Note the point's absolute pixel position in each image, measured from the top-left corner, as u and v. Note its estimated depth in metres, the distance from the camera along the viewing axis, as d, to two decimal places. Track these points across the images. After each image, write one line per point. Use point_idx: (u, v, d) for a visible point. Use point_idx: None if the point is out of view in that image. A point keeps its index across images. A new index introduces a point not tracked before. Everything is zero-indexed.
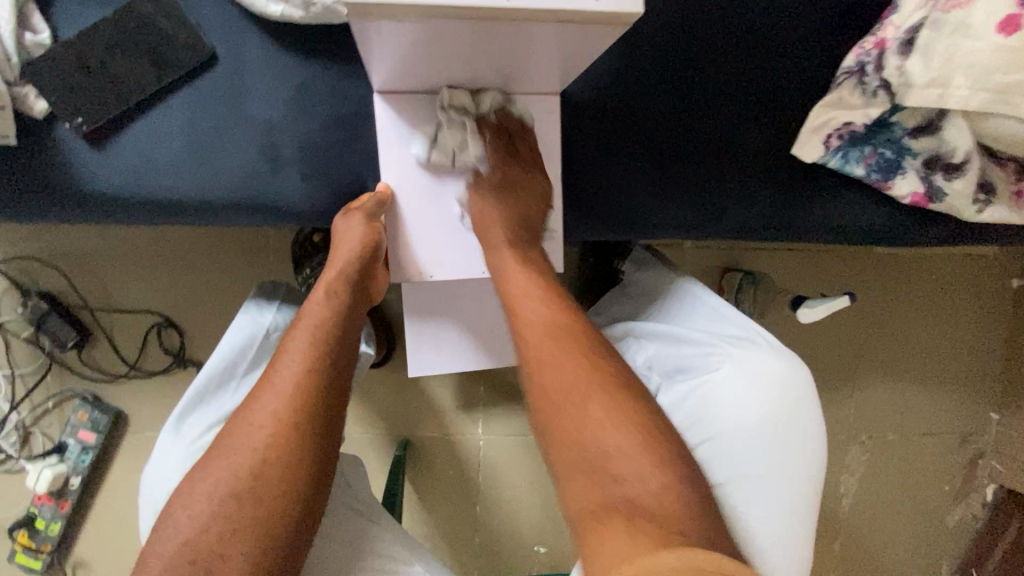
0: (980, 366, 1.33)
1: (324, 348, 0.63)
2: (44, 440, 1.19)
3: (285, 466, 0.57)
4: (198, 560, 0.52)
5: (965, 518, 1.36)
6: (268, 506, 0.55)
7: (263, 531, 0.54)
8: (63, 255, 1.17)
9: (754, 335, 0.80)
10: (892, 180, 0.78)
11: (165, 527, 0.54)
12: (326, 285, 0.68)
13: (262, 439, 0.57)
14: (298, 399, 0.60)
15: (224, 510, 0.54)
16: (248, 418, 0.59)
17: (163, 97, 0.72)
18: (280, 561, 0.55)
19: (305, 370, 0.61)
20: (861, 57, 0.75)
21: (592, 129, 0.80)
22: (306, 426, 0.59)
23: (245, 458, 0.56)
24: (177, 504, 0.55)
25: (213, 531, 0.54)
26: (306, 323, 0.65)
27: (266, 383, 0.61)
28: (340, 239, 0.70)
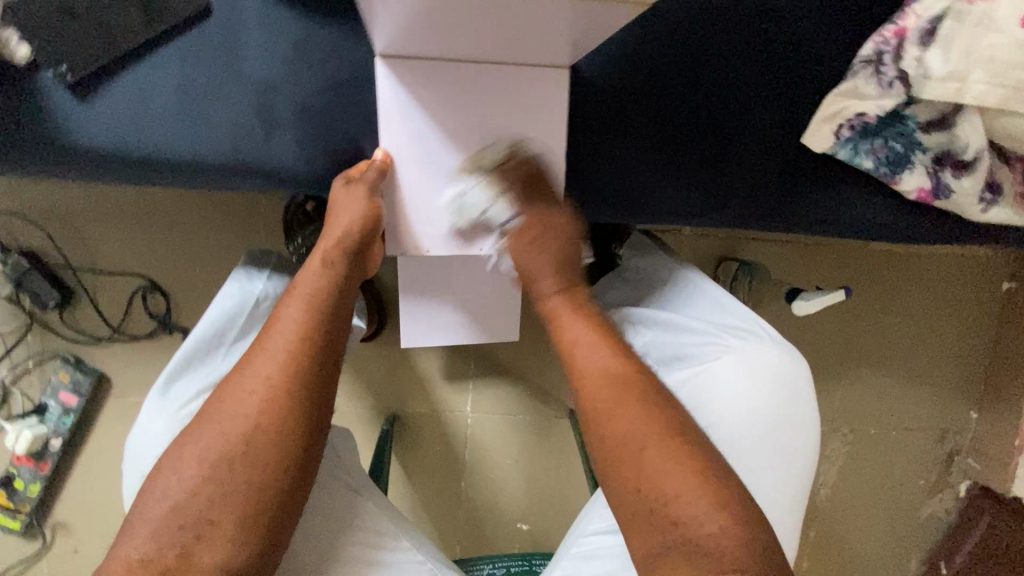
0: (964, 365, 1.35)
1: (319, 316, 0.62)
2: (24, 400, 1.17)
3: (279, 434, 0.55)
4: (187, 524, 0.52)
5: (937, 513, 1.39)
6: (259, 472, 0.54)
7: (254, 495, 0.54)
8: (44, 212, 1.14)
9: (756, 326, 0.80)
10: (899, 175, 0.76)
11: (154, 491, 0.54)
12: (324, 253, 0.66)
13: (255, 405, 0.56)
14: (290, 366, 0.58)
15: (214, 476, 0.53)
16: (240, 383, 0.57)
17: (152, 49, 0.68)
18: (268, 529, 0.55)
19: (298, 338, 0.59)
20: (880, 45, 0.71)
21: (599, 106, 0.78)
22: (299, 393, 0.57)
23: (237, 424, 0.55)
24: (166, 468, 0.54)
25: (203, 497, 0.53)
26: (302, 291, 0.63)
27: (258, 349, 0.59)
28: (338, 206, 0.68)
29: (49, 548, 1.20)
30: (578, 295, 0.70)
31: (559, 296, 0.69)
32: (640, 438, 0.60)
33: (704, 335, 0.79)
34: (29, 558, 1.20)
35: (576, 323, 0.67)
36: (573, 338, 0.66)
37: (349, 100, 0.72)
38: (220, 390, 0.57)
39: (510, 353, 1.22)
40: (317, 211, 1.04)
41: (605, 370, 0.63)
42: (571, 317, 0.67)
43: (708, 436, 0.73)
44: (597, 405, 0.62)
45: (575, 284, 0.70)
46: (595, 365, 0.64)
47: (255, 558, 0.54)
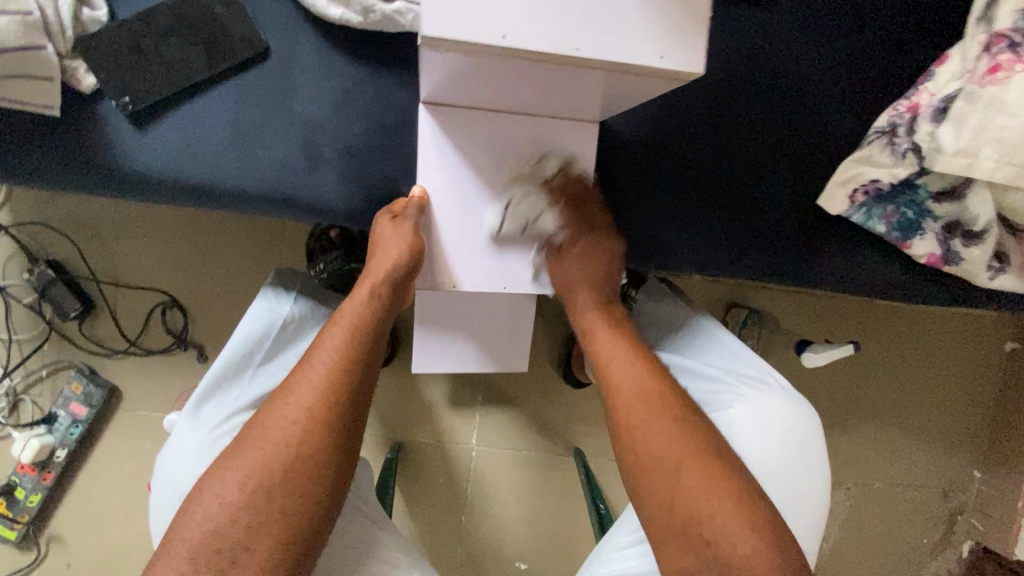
0: (967, 423, 1.36)
1: (359, 346, 0.64)
2: (34, 409, 1.18)
3: (318, 463, 0.58)
4: (223, 549, 0.54)
5: (941, 573, 1.38)
6: (294, 501, 0.56)
7: (288, 524, 0.56)
8: (74, 225, 1.17)
9: (767, 375, 0.82)
10: (910, 240, 0.80)
11: (192, 514, 0.55)
12: (371, 285, 0.68)
13: (294, 434, 0.58)
14: (330, 396, 0.60)
15: (253, 503, 0.55)
16: (280, 410, 0.59)
17: (212, 85, 0.72)
18: (299, 559, 0.56)
19: (339, 368, 0.62)
20: (894, 119, 0.77)
21: (626, 159, 0.82)
22: (337, 423, 0.59)
23: (277, 453, 0.57)
24: (206, 490, 0.56)
25: (241, 523, 0.54)
26: (346, 320, 0.65)
27: (300, 376, 0.61)
28: (386, 239, 0.70)
29: (42, 561, 1.19)
30: (614, 313, 0.76)
31: (595, 314, 0.75)
32: None
33: (718, 383, 0.81)
34: (20, 570, 1.18)
35: (609, 338, 0.73)
36: (603, 353, 0.72)
37: (390, 142, 0.76)
38: (261, 418, 0.59)
39: (518, 388, 1.23)
40: (341, 239, 1.07)
41: (634, 390, 0.67)
42: (605, 331, 0.74)
43: None
44: (629, 417, 0.66)
45: (611, 305, 0.77)
46: (627, 387, 0.68)
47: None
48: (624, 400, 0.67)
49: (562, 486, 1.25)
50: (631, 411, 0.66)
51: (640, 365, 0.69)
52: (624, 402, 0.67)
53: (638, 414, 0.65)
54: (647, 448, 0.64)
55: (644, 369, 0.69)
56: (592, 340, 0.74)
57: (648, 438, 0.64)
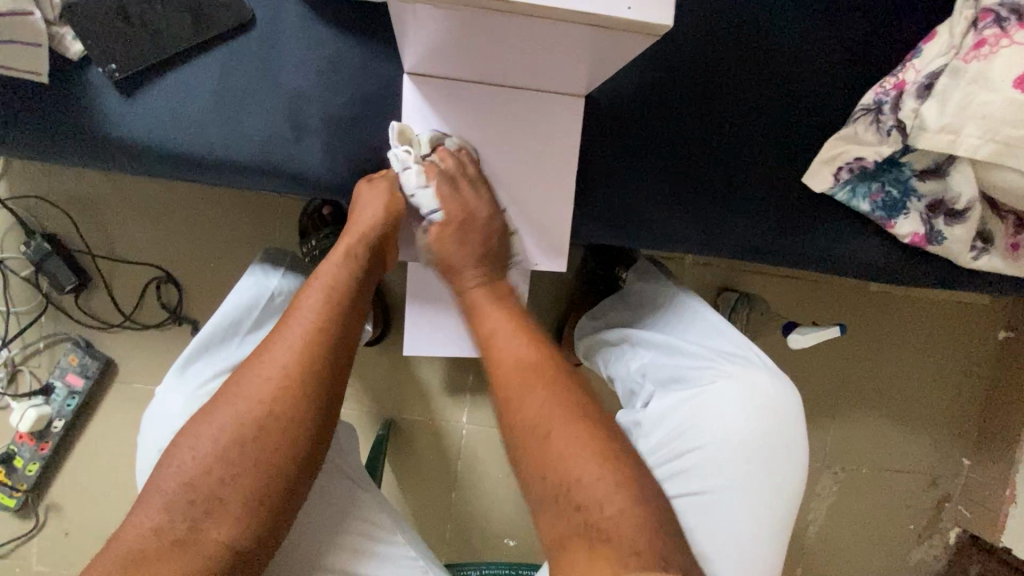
0: (957, 410, 1.36)
1: (336, 307, 0.65)
2: (32, 379, 1.20)
3: (292, 420, 0.59)
4: (198, 500, 0.55)
5: (926, 558, 1.39)
6: (269, 458, 0.57)
7: (263, 480, 0.57)
8: (70, 198, 1.18)
9: (748, 351, 0.82)
10: (894, 219, 0.80)
11: (170, 466, 0.57)
12: (348, 246, 0.70)
13: (269, 391, 0.59)
14: (306, 355, 0.61)
15: (227, 458, 0.57)
16: (258, 369, 0.60)
17: (197, 53, 0.73)
18: (272, 513, 0.57)
19: (315, 329, 0.63)
20: (879, 96, 0.76)
21: (611, 133, 0.82)
22: (312, 383, 0.61)
23: (251, 409, 0.58)
24: (183, 445, 0.57)
25: (215, 476, 0.56)
26: (322, 281, 0.67)
27: (277, 337, 0.63)
28: (366, 201, 0.72)
29: (40, 529, 1.22)
30: (498, 288, 0.74)
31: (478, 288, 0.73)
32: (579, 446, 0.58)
33: (700, 359, 0.82)
34: (20, 537, 1.21)
35: (498, 315, 0.71)
36: (488, 329, 0.70)
37: (375, 113, 0.76)
38: (238, 376, 0.60)
39: None
40: (332, 216, 1.08)
41: (518, 359, 0.66)
42: (491, 310, 0.71)
43: (693, 457, 0.75)
44: (510, 390, 0.64)
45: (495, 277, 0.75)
46: (510, 350, 0.67)
47: (257, 539, 0.57)
48: (505, 369, 0.66)
49: None
50: (510, 382, 0.65)
51: (524, 333, 0.69)
52: (503, 368, 0.66)
53: (514, 385, 0.64)
54: (528, 408, 0.62)
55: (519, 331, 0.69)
56: (479, 315, 0.72)
57: (527, 406, 0.63)
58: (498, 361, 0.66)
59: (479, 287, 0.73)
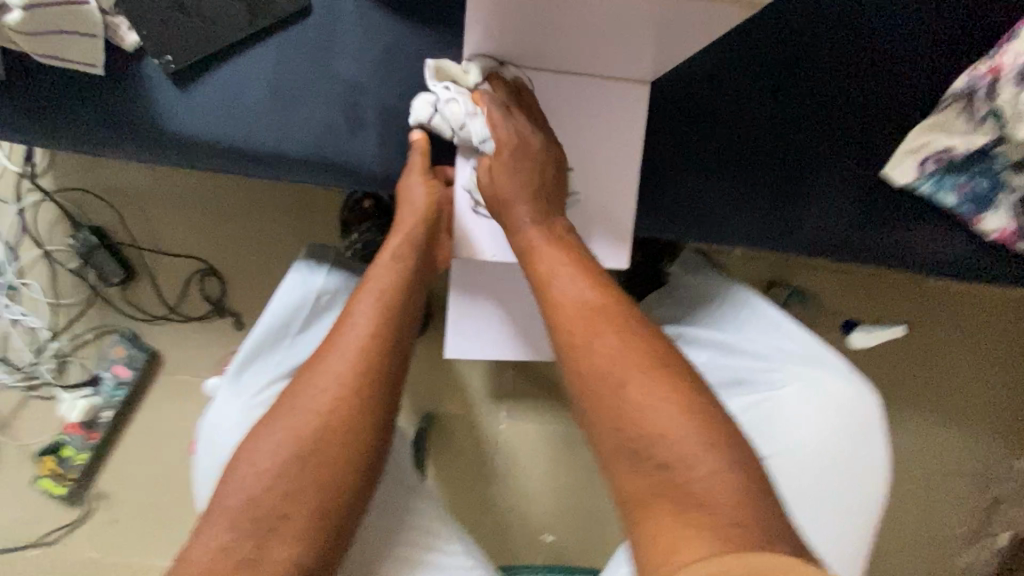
0: (1017, 412, 1.30)
1: (390, 311, 0.63)
2: (80, 370, 1.22)
3: (352, 429, 0.57)
4: (261, 517, 0.54)
5: (979, 563, 1.34)
6: (330, 472, 0.56)
7: (325, 494, 0.55)
8: (114, 191, 1.18)
9: (817, 353, 0.78)
10: (983, 214, 0.75)
11: (234, 475, 0.55)
12: (394, 248, 0.68)
13: (330, 400, 0.58)
14: (361, 361, 0.59)
15: (289, 471, 0.55)
16: (315, 377, 0.59)
17: (253, 45, 0.71)
18: (335, 527, 0.56)
19: (369, 334, 0.61)
20: (973, 80, 0.71)
21: (676, 123, 0.78)
22: (371, 390, 0.59)
23: (311, 418, 0.57)
24: (244, 457, 0.56)
25: (277, 490, 0.55)
26: (371, 285, 0.65)
27: (331, 344, 0.61)
28: (411, 199, 0.70)
29: (89, 517, 1.24)
30: (558, 228, 0.66)
31: (537, 230, 0.65)
32: None
33: (765, 361, 0.79)
34: (69, 525, 1.24)
35: (556, 254, 0.63)
36: (548, 269, 0.62)
37: None
38: (297, 383, 0.59)
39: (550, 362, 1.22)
40: (374, 209, 1.06)
41: (580, 302, 0.60)
42: (548, 249, 0.64)
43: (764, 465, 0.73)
44: (575, 332, 0.58)
45: (550, 216, 0.66)
46: (569, 295, 0.60)
47: (320, 555, 0.55)
48: (566, 313, 0.59)
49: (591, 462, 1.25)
50: (575, 325, 0.59)
51: (588, 272, 0.62)
52: (563, 312, 0.59)
53: (580, 328, 0.58)
54: (599, 355, 0.57)
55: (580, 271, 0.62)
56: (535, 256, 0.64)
57: (597, 349, 0.57)
58: (558, 303, 0.60)
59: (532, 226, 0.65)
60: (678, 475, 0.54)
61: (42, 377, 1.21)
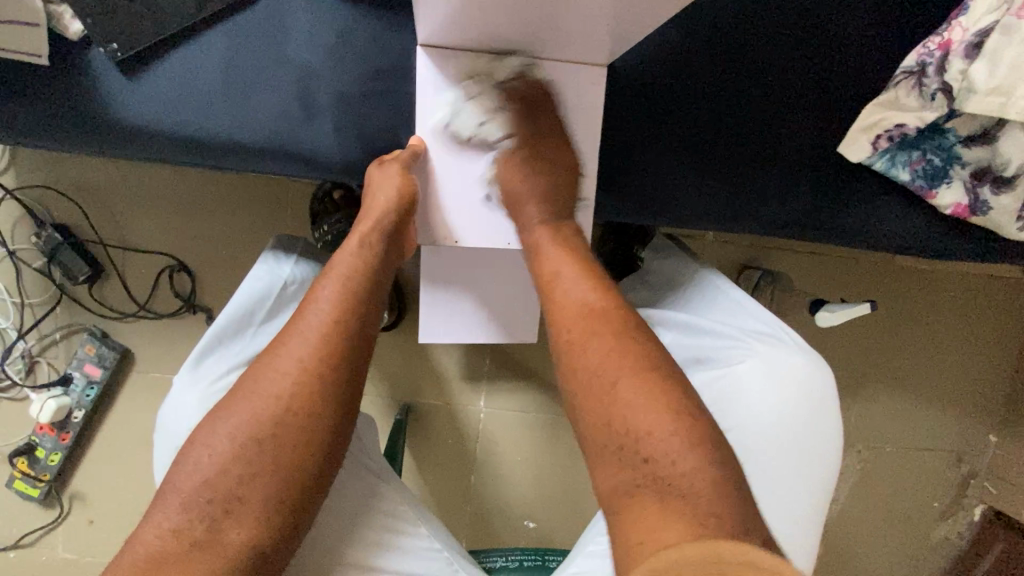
0: (987, 387, 1.33)
1: (353, 297, 0.63)
2: (50, 370, 1.20)
3: (311, 415, 0.57)
4: (216, 499, 0.54)
5: (950, 536, 1.37)
6: (287, 455, 0.56)
7: (282, 477, 0.55)
8: (77, 188, 1.16)
9: (778, 331, 0.79)
10: (936, 188, 0.76)
11: (186, 462, 0.55)
12: (360, 234, 0.67)
13: (287, 387, 0.57)
14: (322, 347, 0.59)
15: (244, 454, 0.55)
16: (272, 363, 0.58)
17: (202, 32, 0.70)
18: (294, 509, 0.56)
19: (330, 320, 0.60)
20: (923, 57, 0.72)
21: (635, 106, 0.78)
22: (331, 376, 0.59)
23: (266, 405, 0.56)
24: (197, 441, 0.56)
25: (232, 473, 0.55)
26: (336, 271, 0.64)
27: (292, 330, 0.60)
28: (377, 184, 0.69)
29: (66, 518, 1.23)
30: (566, 233, 0.69)
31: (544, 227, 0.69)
32: (609, 446, 0.56)
33: (725, 339, 0.79)
34: (45, 527, 1.22)
35: (561, 256, 0.66)
36: (554, 274, 0.65)
37: (388, 90, 0.73)
38: (254, 369, 0.59)
39: (526, 350, 1.22)
40: (343, 199, 1.05)
41: (581, 303, 0.62)
42: (557, 255, 0.66)
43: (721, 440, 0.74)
44: (573, 332, 0.61)
45: (561, 217, 0.70)
46: (573, 297, 0.62)
47: (278, 535, 0.56)
48: (566, 314, 0.62)
49: (569, 448, 1.26)
50: (573, 329, 0.61)
51: (590, 277, 0.64)
52: (567, 316, 0.61)
53: (579, 329, 0.60)
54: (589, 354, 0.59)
55: (588, 277, 0.64)
56: (542, 257, 0.67)
57: (590, 354, 0.59)
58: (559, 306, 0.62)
59: (543, 226, 0.69)
60: (630, 447, 0.55)
61: (10, 378, 1.19)
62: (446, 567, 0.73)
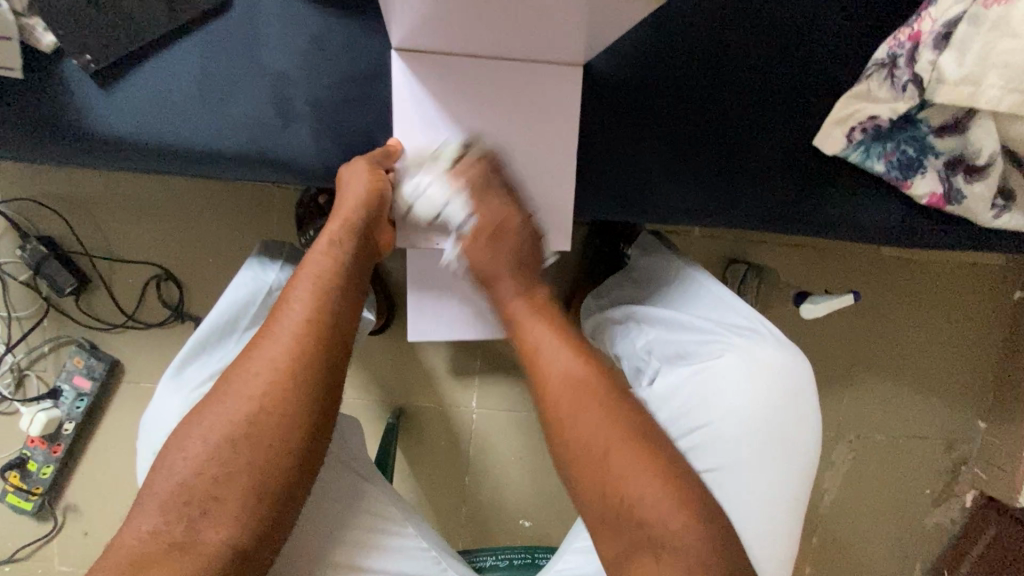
0: (974, 374, 1.34)
1: (326, 297, 0.63)
2: (40, 383, 1.20)
3: (286, 417, 0.57)
4: (192, 501, 0.54)
5: (942, 522, 1.38)
6: (262, 455, 0.56)
7: (258, 478, 0.56)
8: (62, 199, 1.16)
9: (758, 325, 0.80)
10: (911, 179, 0.77)
11: (164, 466, 0.56)
12: (329, 233, 0.67)
13: (260, 388, 0.57)
14: (296, 348, 0.59)
15: (219, 456, 0.55)
16: (246, 366, 0.59)
17: (175, 40, 0.70)
18: (271, 511, 0.56)
19: (304, 320, 0.61)
20: (894, 49, 0.73)
21: (614, 104, 0.78)
22: (305, 377, 0.59)
23: (241, 407, 0.57)
24: (173, 445, 0.56)
25: (208, 475, 0.55)
26: (308, 270, 0.65)
27: (267, 333, 0.61)
28: (347, 182, 0.70)
29: (60, 530, 1.22)
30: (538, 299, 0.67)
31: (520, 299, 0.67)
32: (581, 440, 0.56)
33: (706, 334, 0.79)
34: (39, 540, 1.22)
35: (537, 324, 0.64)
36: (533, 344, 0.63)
37: (364, 94, 0.73)
38: (230, 374, 0.59)
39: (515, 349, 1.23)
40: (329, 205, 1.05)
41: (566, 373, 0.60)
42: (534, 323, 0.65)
43: (704, 434, 0.72)
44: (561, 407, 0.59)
45: (535, 285, 0.69)
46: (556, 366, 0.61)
47: (256, 538, 0.56)
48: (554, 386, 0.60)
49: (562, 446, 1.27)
50: (560, 399, 0.60)
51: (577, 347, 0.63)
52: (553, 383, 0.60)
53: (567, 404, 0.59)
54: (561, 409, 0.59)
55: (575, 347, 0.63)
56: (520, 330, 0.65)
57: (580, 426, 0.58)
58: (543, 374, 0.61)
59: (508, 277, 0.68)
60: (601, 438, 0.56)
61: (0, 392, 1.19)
62: (435, 567, 0.74)
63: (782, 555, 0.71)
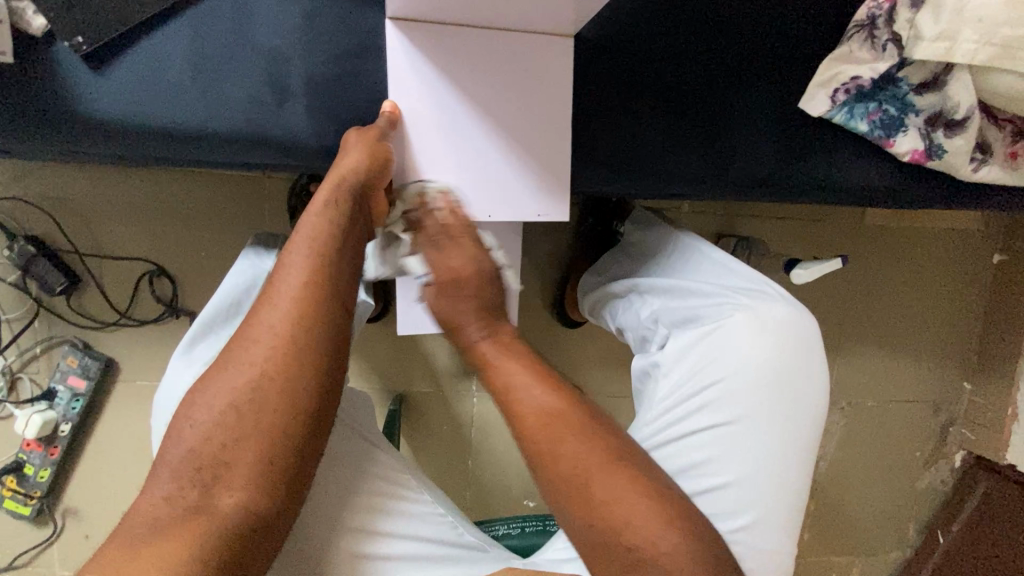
0: (958, 336, 1.38)
1: (324, 262, 0.63)
2: (33, 385, 1.17)
3: (291, 380, 0.57)
4: (204, 467, 0.55)
5: (933, 483, 1.43)
6: (269, 420, 0.56)
7: (268, 440, 0.56)
8: (48, 197, 1.14)
9: (762, 286, 0.81)
10: (893, 137, 0.80)
11: (174, 437, 0.56)
12: (328, 192, 0.67)
13: (262, 353, 0.58)
14: (296, 312, 0.60)
15: (225, 422, 0.56)
16: (250, 335, 0.59)
17: (167, 19, 0.69)
18: (282, 475, 0.56)
19: (301, 285, 0.61)
20: (873, 10, 0.78)
21: (606, 72, 0.79)
22: (306, 339, 0.59)
23: (245, 372, 0.57)
24: (181, 415, 0.57)
25: (216, 441, 0.55)
26: (306, 234, 0.65)
27: (266, 300, 0.61)
28: (348, 148, 0.69)
29: (60, 534, 1.21)
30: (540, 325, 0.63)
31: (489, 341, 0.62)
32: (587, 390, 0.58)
33: (711, 296, 0.81)
34: (40, 545, 1.21)
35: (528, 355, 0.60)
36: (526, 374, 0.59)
37: (358, 70, 0.74)
38: (235, 343, 0.59)
39: None
40: None
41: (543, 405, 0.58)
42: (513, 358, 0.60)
43: (710, 391, 0.73)
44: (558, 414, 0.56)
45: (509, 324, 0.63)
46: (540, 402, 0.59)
47: (272, 500, 0.56)
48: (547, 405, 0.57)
49: None
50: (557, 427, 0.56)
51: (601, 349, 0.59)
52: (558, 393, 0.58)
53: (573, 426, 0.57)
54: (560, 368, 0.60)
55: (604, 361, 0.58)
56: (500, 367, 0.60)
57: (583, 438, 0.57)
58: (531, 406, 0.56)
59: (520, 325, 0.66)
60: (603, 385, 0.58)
61: None
62: (450, 531, 0.75)
63: (792, 511, 0.72)
